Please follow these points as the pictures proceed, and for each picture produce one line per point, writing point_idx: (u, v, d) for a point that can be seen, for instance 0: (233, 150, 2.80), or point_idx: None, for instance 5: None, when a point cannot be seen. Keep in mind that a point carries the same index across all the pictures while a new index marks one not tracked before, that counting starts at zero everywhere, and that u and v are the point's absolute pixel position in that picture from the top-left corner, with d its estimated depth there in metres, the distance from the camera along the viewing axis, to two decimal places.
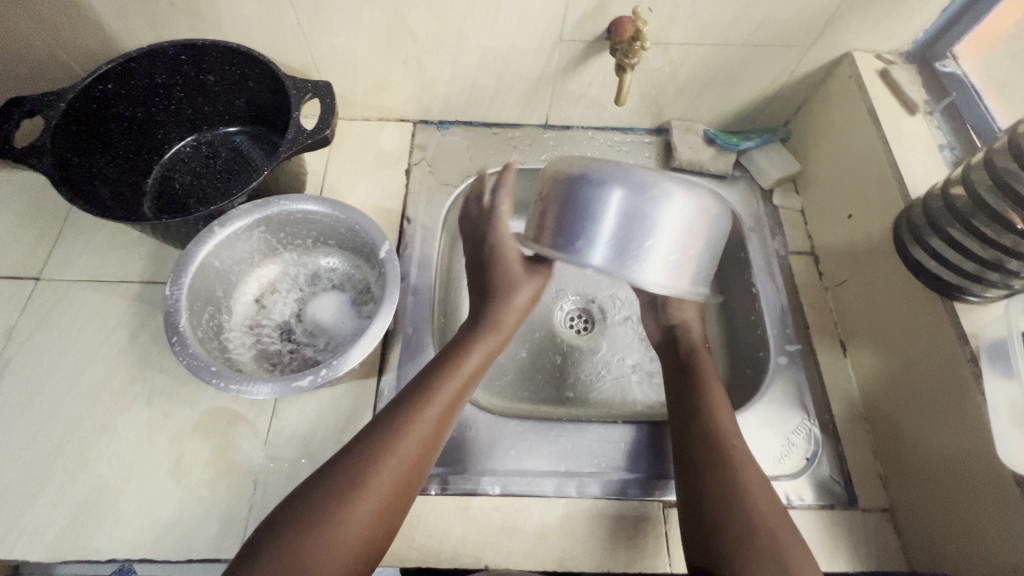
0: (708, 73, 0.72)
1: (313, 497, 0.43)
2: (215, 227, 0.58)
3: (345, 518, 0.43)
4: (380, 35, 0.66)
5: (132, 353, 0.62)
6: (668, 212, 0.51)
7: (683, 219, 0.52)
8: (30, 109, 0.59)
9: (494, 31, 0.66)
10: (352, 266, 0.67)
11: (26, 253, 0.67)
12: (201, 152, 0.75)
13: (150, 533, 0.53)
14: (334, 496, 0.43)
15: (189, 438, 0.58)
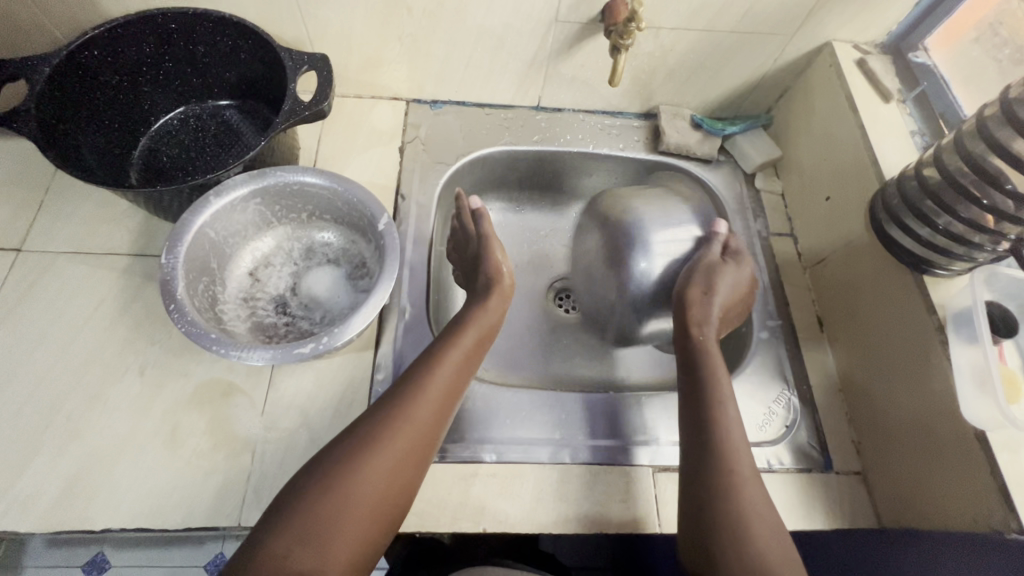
0: (697, 59, 0.74)
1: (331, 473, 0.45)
2: (211, 197, 0.57)
3: (357, 495, 0.45)
4: (377, 10, 0.66)
5: (121, 325, 0.61)
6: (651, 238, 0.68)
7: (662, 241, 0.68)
8: (13, 72, 0.57)
9: (491, 10, 0.66)
10: (347, 241, 0.68)
11: (7, 223, 0.65)
12: (189, 125, 0.74)
13: (145, 502, 0.53)
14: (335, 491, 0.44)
15: (184, 409, 0.57)
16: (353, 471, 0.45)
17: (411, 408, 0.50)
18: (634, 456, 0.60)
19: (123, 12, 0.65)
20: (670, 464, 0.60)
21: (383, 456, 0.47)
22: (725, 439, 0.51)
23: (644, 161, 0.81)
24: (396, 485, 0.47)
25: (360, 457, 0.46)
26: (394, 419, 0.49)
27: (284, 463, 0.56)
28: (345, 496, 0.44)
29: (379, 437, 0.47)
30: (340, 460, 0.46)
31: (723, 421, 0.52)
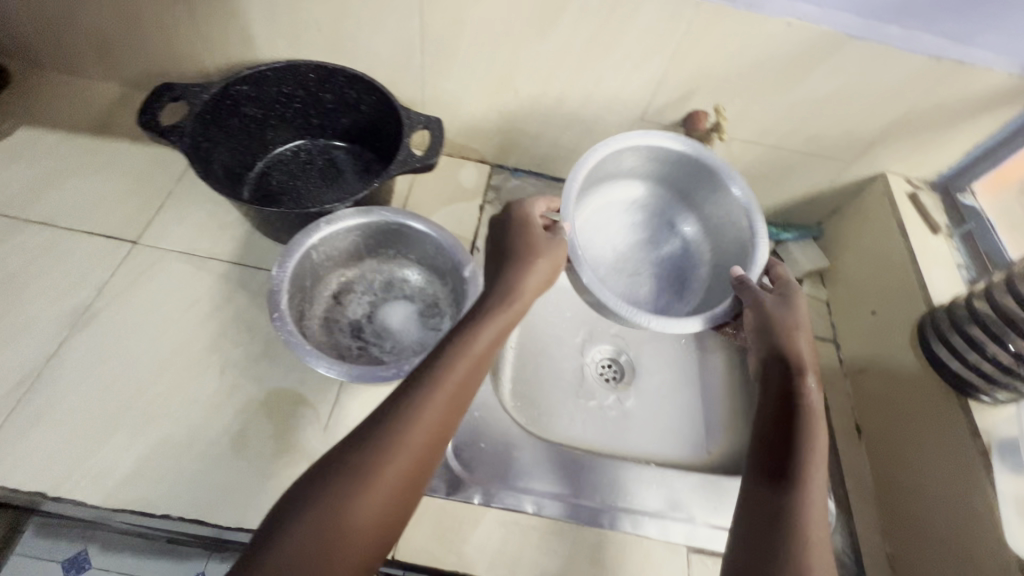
0: (761, 169, 0.82)
1: (334, 482, 0.39)
2: (323, 223, 0.64)
3: (348, 532, 0.38)
4: (489, 88, 0.76)
5: (209, 324, 0.66)
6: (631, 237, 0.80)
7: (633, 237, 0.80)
8: (177, 94, 0.66)
9: (587, 102, 0.75)
10: (424, 280, 0.73)
11: (128, 218, 0.73)
12: (299, 157, 0.83)
13: (207, 495, 0.56)
14: (338, 497, 0.39)
15: (254, 412, 0.61)
16: (343, 506, 0.38)
17: (428, 417, 0.43)
18: (673, 536, 0.60)
19: (272, 58, 0.75)
20: (706, 547, 0.61)
21: (379, 480, 0.40)
22: (809, 519, 0.41)
23: None
24: (391, 510, 0.40)
25: (358, 491, 0.39)
26: (408, 435, 0.42)
27: None
28: (336, 546, 0.37)
29: (384, 456, 0.41)
30: (342, 485, 0.39)
31: (809, 480, 0.44)
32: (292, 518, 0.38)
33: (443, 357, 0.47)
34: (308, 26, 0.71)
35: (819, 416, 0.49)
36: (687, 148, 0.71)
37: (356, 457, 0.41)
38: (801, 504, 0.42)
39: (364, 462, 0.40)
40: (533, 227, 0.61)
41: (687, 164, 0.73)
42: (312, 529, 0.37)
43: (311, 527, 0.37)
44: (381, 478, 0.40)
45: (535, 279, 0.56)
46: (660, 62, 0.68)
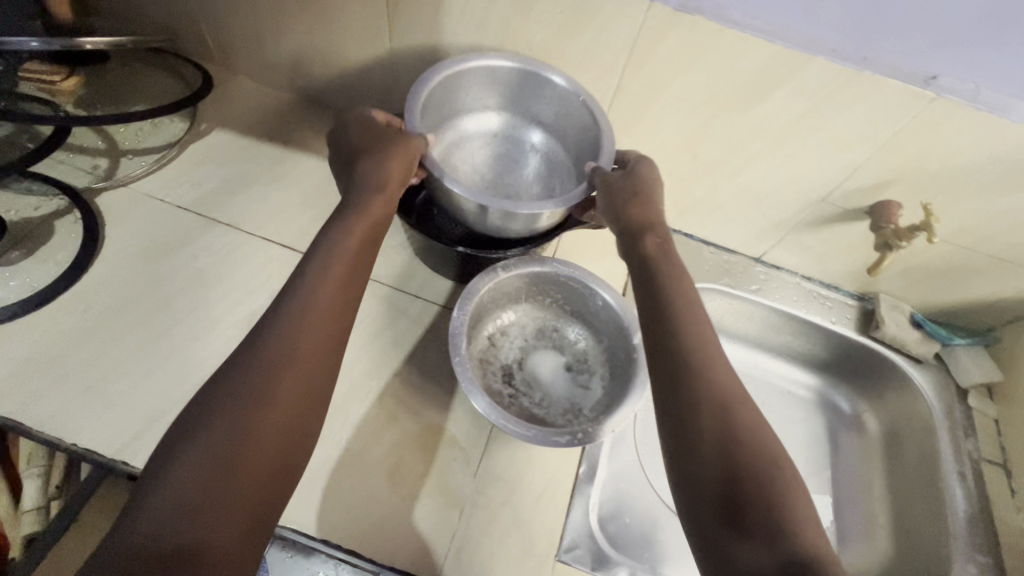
0: (941, 267, 0.76)
1: (226, 405, 0.42)
2: (499, 269, 0.65)
3: (260, 432, 0.42)
4: (666, 149, 0.74)
5: (371, 348, 0.68)
6: (504, 151, 0.78)
7: (500, 154, 0.78)
8: None
9: (768, 176, 0.72)
10: (576, 333, 0.72)
11: (303, 229, 0.76)
12: None
13: (364, 526, 0.56)
14: (235, 413, 0.42)
15: (410, 446, 0.61)
16: (255, 412, 0.42)
17: (313, 317, 0.47)
18: None
19: None
20: None
21: (272, 383, 0.43)
22: (741, 445, 0.42)
23: (851, 339, 0.83)
24: (303, 406, 0.45)
25: (262, 399, 0.42)
26: (282, 343, 0.45)
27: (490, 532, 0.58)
28: (236, 453, 0.40)
29: (282, 363, 0.44)
30: (247, 394, 0.42)
31: (743, 408, 0.45)
32: (190, 438, 0.40)
33: (304, 274, 0.49)
34: None
35: (711, 343, 0.48)
36: (515, 64, 0.67)
37: (245, 378, 0.43)
38: (761, 463, 0.42)
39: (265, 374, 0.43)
40: (377, 130, 0.60)
41: (519, 80, 0.70)
42: (221, 436, 0.40)
43: (218, 432, 0.40)
44: (273, 392, 0.43)
45: (399, 172, 0.57)
46: (865, 149, 0.64)
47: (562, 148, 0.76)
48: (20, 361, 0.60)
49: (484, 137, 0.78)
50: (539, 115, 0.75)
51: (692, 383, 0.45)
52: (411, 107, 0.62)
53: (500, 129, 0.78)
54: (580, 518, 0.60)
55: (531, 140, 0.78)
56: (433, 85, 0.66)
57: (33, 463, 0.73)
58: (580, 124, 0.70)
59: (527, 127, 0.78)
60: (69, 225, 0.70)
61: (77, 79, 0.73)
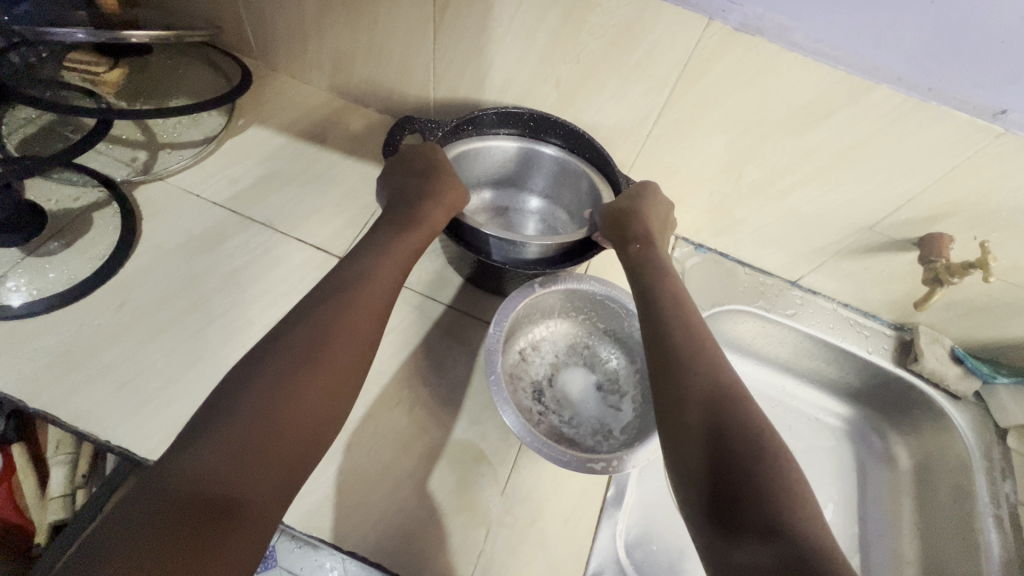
0: (988, 304, 0.74)
1: (276, 367, 0.42)
2: (536, 284, 0.64)
3: (302, 398, 0.42)
4: (710, 167, 0.73)
5: (402, 357, 0.67)
6: (509, 218, 0.85)
7: (505, 221, 0.84)
8: (414, 128, 0.70)
9: (815, 200, 0.70)
10: (607, 350, 0.72)
11: (337, 232, 0.75)
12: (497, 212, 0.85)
13: (391, 539, 0.56)
14: (284, 377, 0.42)
15: (438, 459, 0.61)
16: (300, 378, 0.42)
17: (364, 298, 0.49)
18: None
19: (498, 100, 0.76)
20: None
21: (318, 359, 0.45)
22: (736, 420, 0.42)
23: (885, 369, 0.81)
24: (344, 378, 0.45)
25: (309, 366, 0.43)
26: (334, 320, 0.46)
27: (516, 553, 0.57)
28: (276, 417, 0.40)
29: (333, 333, 0.46)
30: (296, 358, 0.43)
31: (739, 389, 0.45)
32: (237, 396, 0.41)
33: (357, 266, 0.52)
34: (549, 80, 0.70)
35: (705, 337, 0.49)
36: (520, 144, 0.77)
37: (298, 345, 0.44)
38: (755, 438, 0.41)
39: (313, 341, 0.45)
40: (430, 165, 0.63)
41: (522, 154, 0.79)
42: (265, 395, 0.41)
43: (263, 391, 0.41)
44: (323, 366, 0.44)
45: (450, 203, 0.61)
46: (922, 179, 0.62)
47: (562, 212, 0.84)
48: (57, 353, 0.61)
49: (488, 205, 0.84)
50: (537, 181, 0.83)
51: (686, 367, 0.46)
52: None
53: (502, 199, 0.85)
54: (608, 543, 0.59)
55: (531, 206, 0.86)
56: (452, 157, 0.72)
57: (60, 451, 0.76)
58: (579, 191, 0.79)
59: (528, 193, 0.85)
60: (107, 217, 0.70)
61: (121, 71, 0.75)
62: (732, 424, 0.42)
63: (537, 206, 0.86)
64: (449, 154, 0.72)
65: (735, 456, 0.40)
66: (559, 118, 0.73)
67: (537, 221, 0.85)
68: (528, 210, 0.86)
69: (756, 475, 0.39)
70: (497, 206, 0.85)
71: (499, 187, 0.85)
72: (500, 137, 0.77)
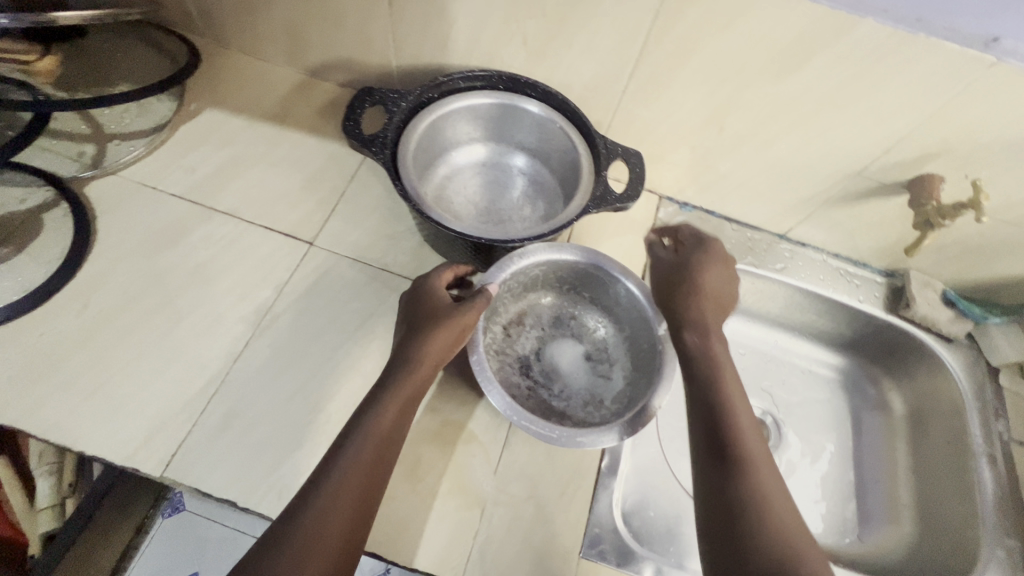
0: (978, 244, 0.72)
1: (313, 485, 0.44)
2: (516, 257, 0.62)
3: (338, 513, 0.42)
4: (690, 121, 0.69)
5: (383, 342, 0.65)
6: (491, 178, 0.78)
7: (487, 181, 0.78)
8: (378, 99, 0.65)
9: (801, 148, 0.67)
10: (594, 321, 0.71)
11: (306, 216, 0.72)
12: (477, 173, 0.78)
13: (385, 529, 0.55)
14: (320, 496, 0.43)
15: (427, 443, 0.59)
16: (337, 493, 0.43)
17: (392, 404, 0.49)
18: None
19: (464, 63, 0.71)
20: None
21: (348, 479, 0.44)
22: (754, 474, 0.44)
23: (878, 318, 0.80)
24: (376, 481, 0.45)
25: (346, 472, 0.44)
26: (368, 427, 0.47)
27: (513, 530, 0.56)
28: (318, 537, 0.41)
29: (363, 439, 0.46)
30: (339, 466, 0.45)
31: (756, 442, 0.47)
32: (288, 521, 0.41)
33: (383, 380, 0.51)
34: (515, 37, 0.66)
35: (735, 397, 0.50)
36: (493, 100, 0.70)
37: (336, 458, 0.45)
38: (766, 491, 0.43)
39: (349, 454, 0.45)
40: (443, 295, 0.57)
41: (498, 112, 0.72)
42: (311, 518, 0.42)
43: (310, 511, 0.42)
44: (354, 475, 0.44)
45: (451, 336, 0.53)
46: (910, 119, 0.59)
47: (547, 169, 0.76)
48: (17, 365, 0.58)
49: (466, 165, 0.78)
50: (519, 138, 0.75)
51: (708, 417, 0.48)
52: (404, 155, 0.64)
53: (483, 156, 0.78)
54: (604, 513, 0.58)
55: (516, 164, 0.79)
56: (422, 126, 0.67)
57: (44, 461, 0.71)
58: (562, 150, 0.71)
59: (511, 150, 0.78)
60: (57, 218, 0.66)
61: (54, 57, 0.66)
62: (745, 469, 0.44)
63: (522, 163, 0.78)
64: (417, 122, 0.67)
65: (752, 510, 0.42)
66: (531, 78, 0.69)
67: (523, 179, 0.78)
68: (512, 168, 0.78)
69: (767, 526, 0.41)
70: (478, 165, 0.78)
71: (479, 145, 0.77)
72: (473, 96, 0.69)
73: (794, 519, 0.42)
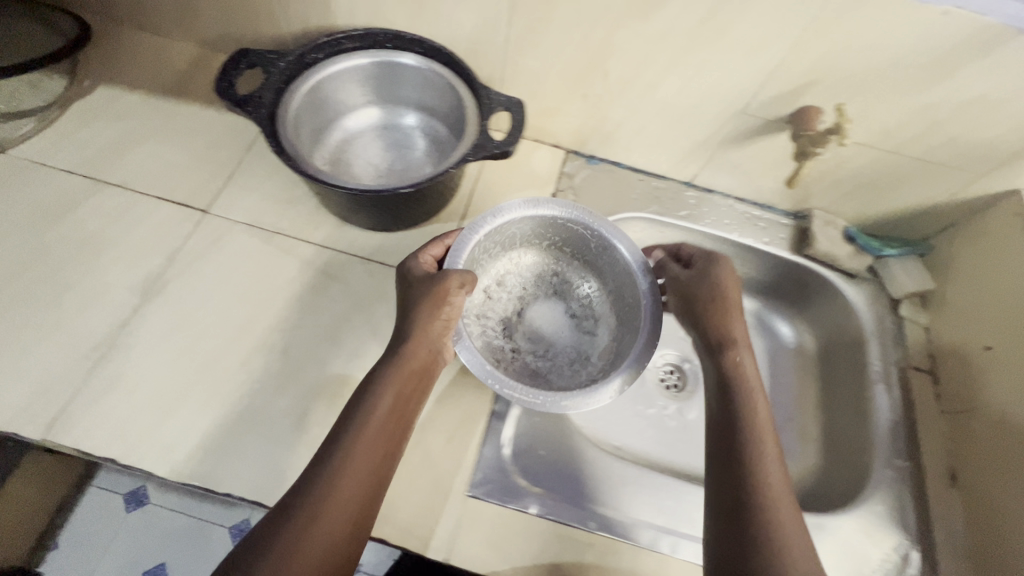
0: (869, 178, 0.73)
1: (309, 479, 0.43)
2: (489, 219, 0.63)
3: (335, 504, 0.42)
4: (575, 69, 0.69)
5: (276, 303, 0.65)
6: (388, 139, 0.78)
7: (384, 142, 0.78)
8: (254, 61, 0.64)
9: (684, 90, 0.68)
10: (578, 278, 0.72)
11: (199, 185, 0.72)
12: (373, 136, 0.78)
13: (269, 479, 0.56)
14: (317, 490, 0.42)
15: (316, 397, 0.60)
16: (333, 484, 0.43)
17: (393, 392, 0.48)
18: None
19: (349, 23, 0.71)
20: None
21: (354, 473, 0.43)
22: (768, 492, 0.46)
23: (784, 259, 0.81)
24: (376, 473, 0.45)
25: (342, 461, 0.44)
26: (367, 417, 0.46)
27: (399, 473, 0.57)
28: (311, 526, 0.41)
29: (359, 430, 0.46)
30: (334, 456, 0.44)
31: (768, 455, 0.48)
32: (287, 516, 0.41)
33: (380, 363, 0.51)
34: None
35: (767, 441, 0.49)
36: (374, 58, 0.70)
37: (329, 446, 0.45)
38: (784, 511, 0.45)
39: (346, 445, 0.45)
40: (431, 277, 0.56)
41: (381, 71, 0.72)
42: (305, 511, 0.41)
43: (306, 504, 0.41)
44: (351, 465, 0.44)
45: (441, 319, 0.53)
46: (776, 51, 0.60)
47: (443, 125, 0.76)
48: None
49: (362, 130, 0.78)
50: (409, 96, 0.76)
51: (735, 428, 0.50)
52: (285, 117, 0.65)
53: (377, 120, 0.78)
54: (492, 455, 0.60)
55: (411, 123, 0.79)
56: (303, 89, 0.67)
57: None
58: (449, 101, 0.72)
59: (405, 110, 0.78)
60: None
61: None
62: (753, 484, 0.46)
63: (417, 122, 0.78)
64: (298, 85, 0.67)
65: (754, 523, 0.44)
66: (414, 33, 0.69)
67: (420, 138, 0.78)
68: (408, 128, 0.79)
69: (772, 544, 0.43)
70: (374, 129, 0.78)
71: (372, 109, 0.78)
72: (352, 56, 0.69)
73: (785, 535, 0.43)
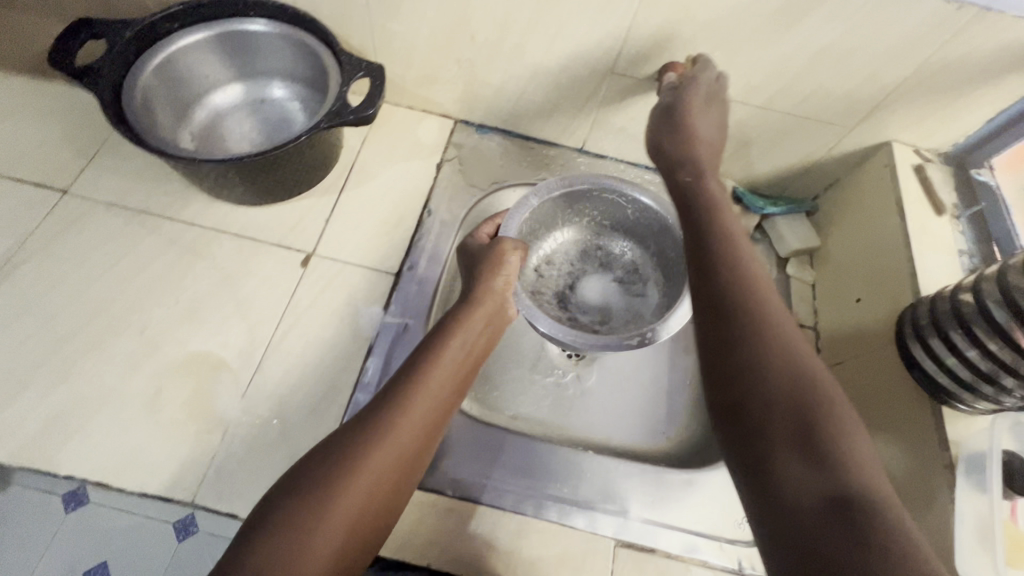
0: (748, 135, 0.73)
1: (336, 465, 0.41)
2: (530, 197, 0.63)
3: (355, 494, 0.40)
4: (440, 33, 0.68)
5: (136, 282, 0.64)
6: (260, 113, 0.75)
7: (255, 116, 0.75)
8: (97, 31, 0.62)
9: (549, 51, 0.67)
10: (618, 246, 0.71)
11: (59, 165, 0.69)
12: (244, 110, 0.75)
13: (118, 457, 0.55)
14: (342, 476, 0.40)
15: (172, 375, 0.60)
16: (355, 473, 0.41)
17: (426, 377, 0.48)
18: (590, 522, 0.59)
19: None
20: (636, 542, 0.59)
21: (381, 460, 0.42)
22: (812, 397, 0.35)
23: None
24: (400, 465, 0.44)
25: (369, 443, 0.42)
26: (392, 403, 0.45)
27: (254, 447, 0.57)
28: (328, 512, 0.39)
29: (391, 416, 0.44)
30: (361, 443, 0.42)
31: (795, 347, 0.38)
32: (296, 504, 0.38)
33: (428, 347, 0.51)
34: None
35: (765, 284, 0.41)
36: (224, 27, 0.68)
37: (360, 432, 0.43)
38: (836, 419, 0.35)
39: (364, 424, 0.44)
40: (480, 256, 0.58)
41: (235, 40, 0.69)
42: (351, 503, 0.40)
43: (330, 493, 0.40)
44: (380, 453, 0.42)
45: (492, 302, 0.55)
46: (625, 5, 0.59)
47: (313, 92, 0.74)
48: None
49: (230, 107, 0.75)
50: (273, 65, 0.73)
51: (740, 328, 0.39)
52: (131, 95, 0.63)
53: (245, 95, 0.75)
54: None
55: (282, 94, 0.76)
56: (150, 64, 0.65)
57: None
58: (312, 64, 0.70)
59: (274, 82, 0.75)
60: None
61: None
62: (798, 392, 0.36)
63: (287, 94, 0.76)
64: (145, 58, 0.65)
65: (829, 448, 0.33)
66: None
67: (293, 109, 0.75)
68: (279, 99, 0.76)
69: (851, 468, 0.33)
70: (242, 104, 0.75)
71: (239, 83, 0.75)
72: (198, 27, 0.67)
73: (860, 450, 0.34)
